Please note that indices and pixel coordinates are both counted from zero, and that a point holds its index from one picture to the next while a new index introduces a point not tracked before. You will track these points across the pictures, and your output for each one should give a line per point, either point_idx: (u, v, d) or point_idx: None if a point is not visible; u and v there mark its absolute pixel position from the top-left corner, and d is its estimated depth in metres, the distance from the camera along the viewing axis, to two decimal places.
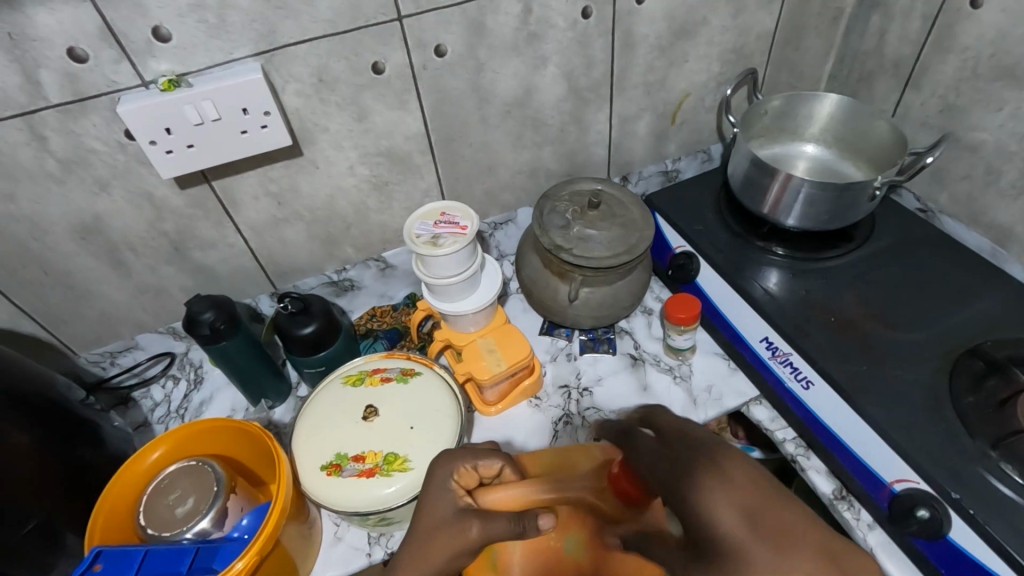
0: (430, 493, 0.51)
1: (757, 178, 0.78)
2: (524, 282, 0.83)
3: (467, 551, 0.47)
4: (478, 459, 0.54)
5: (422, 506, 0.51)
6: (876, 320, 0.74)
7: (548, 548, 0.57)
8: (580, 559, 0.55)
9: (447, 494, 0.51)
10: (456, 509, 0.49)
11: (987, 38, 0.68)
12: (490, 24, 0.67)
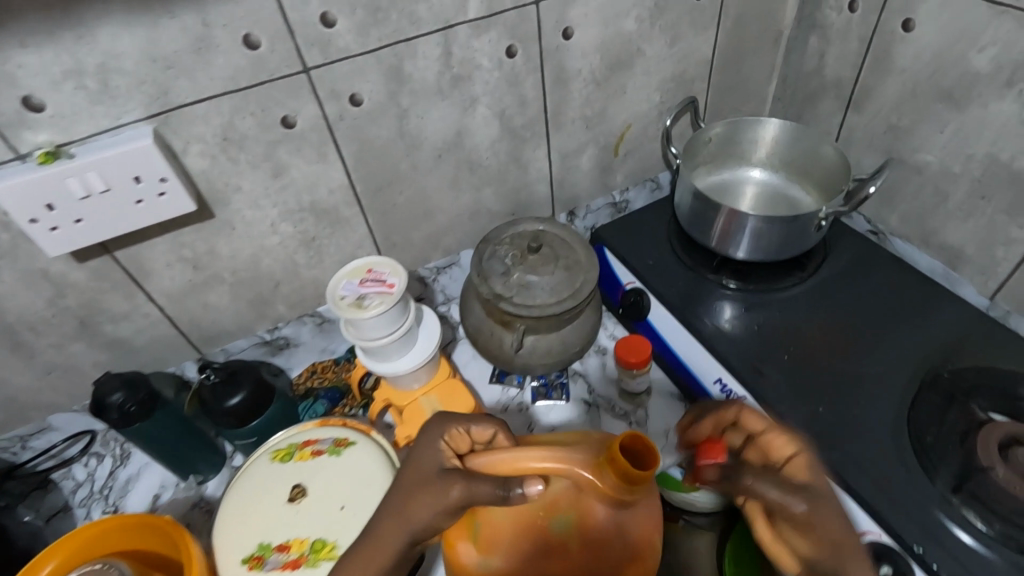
0: (420, 449, 0.52)
1: (702, 212, 0.75)
2: (470, 331, 0.78)
3: (449, 509, 0.47)
4: (472, 423, 0.54)
5: (410, 461, 0.51)
6: (833, 354, 0.71)
7: (537, 530, 0.52)
8: (569, 541, 0.51)
9: (432, 454, 0.51)
10: (440, 469, 0.49)
11: (922, 58, 0.66)
12: (409, 70, 0.63)
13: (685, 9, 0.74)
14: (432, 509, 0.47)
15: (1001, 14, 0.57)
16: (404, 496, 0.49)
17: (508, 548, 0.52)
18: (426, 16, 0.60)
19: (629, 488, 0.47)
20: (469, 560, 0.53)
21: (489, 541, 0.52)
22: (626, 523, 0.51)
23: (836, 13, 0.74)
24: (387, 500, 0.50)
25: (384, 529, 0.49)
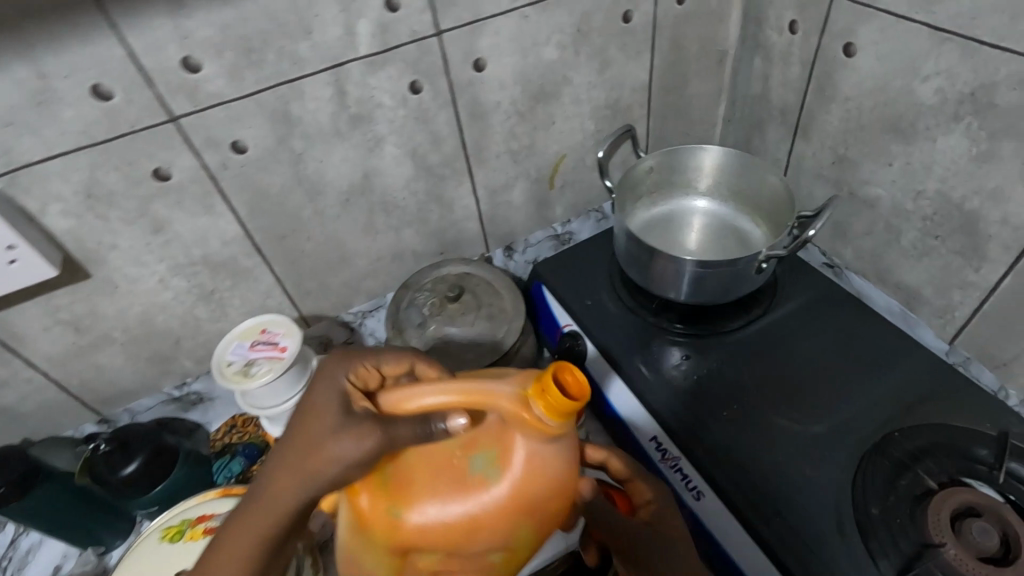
0: (314, 389, 0.40)
1: (636, 253, 0.69)
2: None
3: (358, 462, 0.36)
4: (378, 356, 0.44)
5: (300, 405, 0.39)
6: (777, 407, 0.65)
7: (457, 475, 0.42)
8: (496, 486, 0.42)
9: (334, 391, 0.39)
10: (349, 411, 0.38)
11: (865, 87, 0.60)
12: (298, 112, 0.57)
13: (612, 33, 0.68)
14: (344, 461, 0.36)
15: (943, 42, 0.51)
16: (301, 446, 0.36)
17: (422, 501, 0.42)
18: (308, 55, 0.54)
19: (562, 421, 0.40)
20: (359, 508, 0.42)
21: (396, 493, 0.42)
22: (558, 463, 0.43)
23: (777, 35, 0.68)
24: (267, 456, 0.37)
25: (269, 493, 0.35)
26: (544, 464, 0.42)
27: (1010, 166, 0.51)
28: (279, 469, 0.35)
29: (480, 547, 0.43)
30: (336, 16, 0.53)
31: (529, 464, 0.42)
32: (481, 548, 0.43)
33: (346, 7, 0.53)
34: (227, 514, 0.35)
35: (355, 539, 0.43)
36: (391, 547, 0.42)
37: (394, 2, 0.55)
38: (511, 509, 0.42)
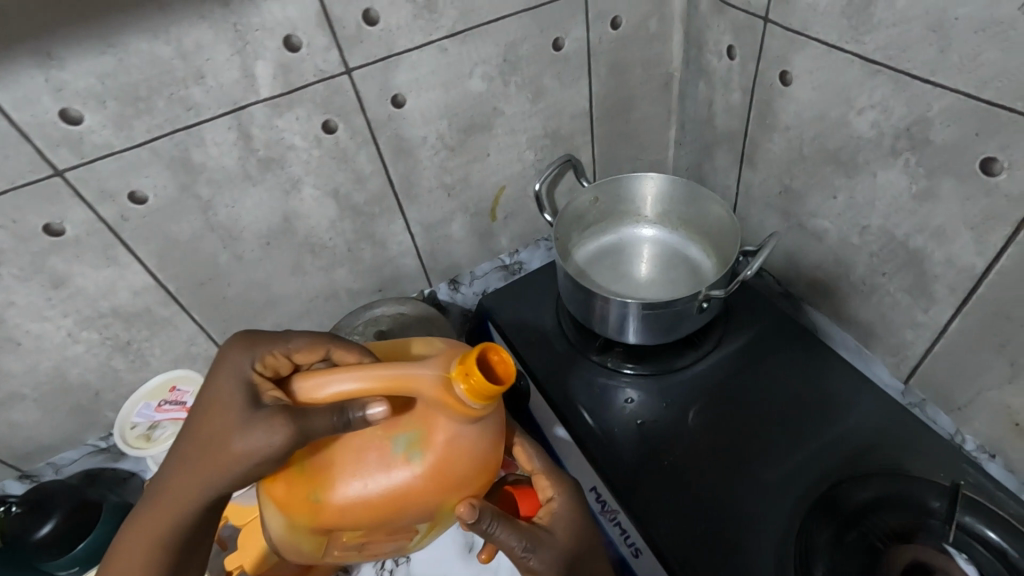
0: (223, 381, 0.43)
1: (574, 292, 0.66)
2: None
3: (269, 454, 0.40)
4: (293, 344, 0.47)
5: (209, 396, 0.43)
6: (724, 454, 0.61)
7: (378, 456, 0.45)
8: (416, 464, 0.45)
9: (242, 382, 0.43)
10: (258, 402, 0.42)
11: (805, 117, 0.56)
12: (200, 158, 0.54)
13: (543, 62, 0.65)
14: (255, 452, 0.40)
15: (875, 74, 0.48)
16: (204, 437, 0.41)
17: (345, 480, 0.44)
18: (204, 100, 0.51)
19: (483, 403, 0.43)
20: (289, 487, 0.45)
21: (318, 472, 0.45)
22: (475, 440, 0.45)
23: (718, 59, 0.64)
24: (184, 441, 0.43)
25: (182, 477, 0.41)
26: (460, 440, 0.45)
27: (950, 205, 0.48)
28: (191, 467, 0.41)
29: (407, 519, 0.46)
30: (230, 58, 0.50)
31: (446, 442, 0.45)
32: (408, 519, 0.46)
33: (240, 49, 0.50)
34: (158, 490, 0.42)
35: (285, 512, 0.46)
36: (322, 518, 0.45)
37: (295, 42, 0.52)
38: (430, 485, 0.45)
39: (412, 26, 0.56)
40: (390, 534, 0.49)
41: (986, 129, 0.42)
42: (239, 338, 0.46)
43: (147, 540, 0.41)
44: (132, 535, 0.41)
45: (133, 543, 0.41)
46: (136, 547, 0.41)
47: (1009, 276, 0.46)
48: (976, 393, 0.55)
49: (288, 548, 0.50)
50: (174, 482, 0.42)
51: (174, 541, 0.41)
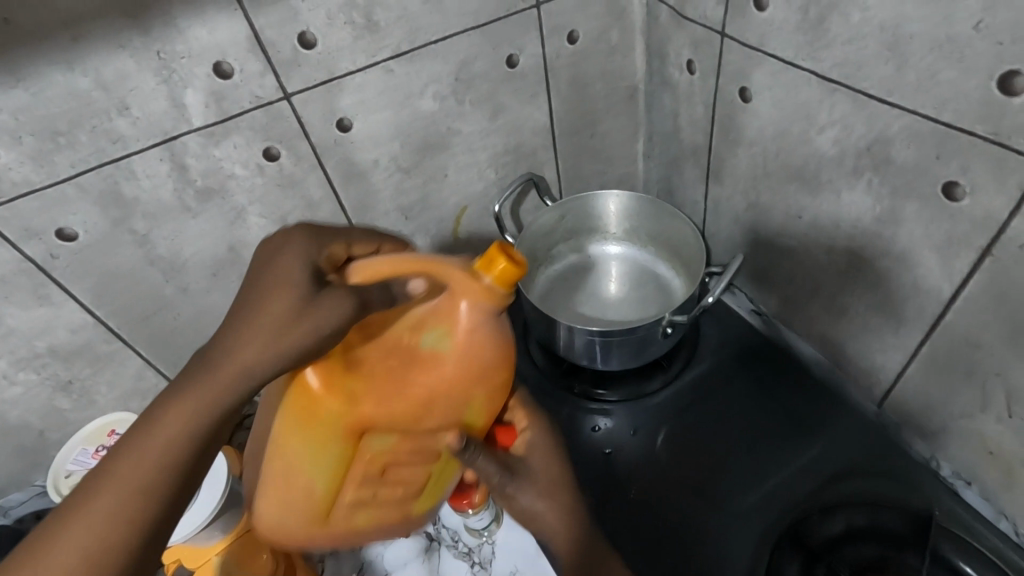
0: (273, 256, 0.37)
1: (537, 319, 0.64)
2: None
3: (327, 334, 0.35)
4: (350, 235, 0.40)
5: (257, 274, 0.36)
6: (696, 482, 0.58)
7: (407, 353, 0.40)
8: (446, 362, 0.40)
9: (301, 265, 0.36)
10: (318, 282, 0.36)
11: (767, 134, 0.54)
12: (133, 191, 0.52)
13: (497, 79, 0.62)
14: (327, 329, 0.35)
15: (832, 92, 0.46)
16: (250, 330, 0.34)
17: (371, 380, 0.40)
18: (130, 132, 0.49)
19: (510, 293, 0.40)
20: (302, 401, 0.40)
21: (347, 376, 0.40)
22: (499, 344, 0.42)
23: (679, 73, 0.62)
24: (220, 335, 0.35)
25: (206, 374, 0.34)
26: (484, 339, 0.41)
27: (914, 228, 0.46)
28: (238, 345, 0.34)
29: (433, 425, 0.42)
30: (157, 88, 0.48)
31: (467, 340, 0.40)
32: (431, 422, 0.42)
33: (166, 78, 0.47)
34: (164, 391, 0.34)
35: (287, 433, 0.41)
36: (337, 430, 0.40)
37: (226, 68, 0.49)
38: (451, 388, 0.41)
39: (354, 47, 0.53)
40: (415, 450, 0.44)
41: (946, 151, 0.40)
42: (299, 224, 0.38)
43: (149, 455, 0.33)
44: (135, 451, 0.32)
45: (133, 454, 0.32)
46: (139, 467, 0.32)
47: (977, 302, 0.44)
48: (949, 419, 0.52)
49: (287, 494, 0.42)
50: (196, 384, 0.33)
51: (181, 463, 0.33)
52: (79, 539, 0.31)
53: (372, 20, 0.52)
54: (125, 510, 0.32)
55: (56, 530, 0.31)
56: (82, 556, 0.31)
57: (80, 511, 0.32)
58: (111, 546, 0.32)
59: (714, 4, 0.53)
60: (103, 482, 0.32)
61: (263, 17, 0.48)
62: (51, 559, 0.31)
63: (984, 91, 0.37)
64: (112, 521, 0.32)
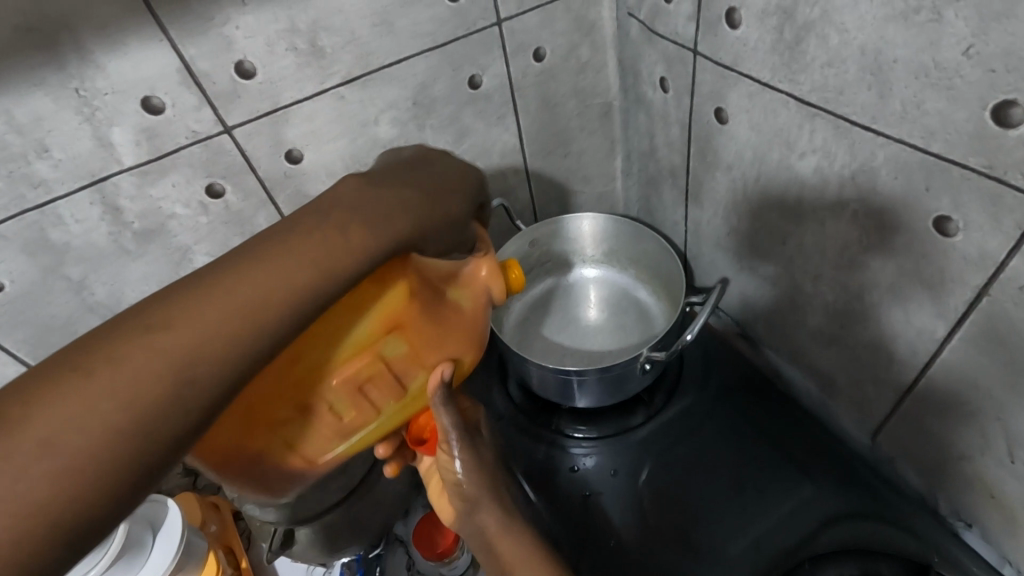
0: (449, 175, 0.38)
1: (509, 355, 0.60)
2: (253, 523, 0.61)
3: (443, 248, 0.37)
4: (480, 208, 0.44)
5: (439, 180, 0.37)
6: (681, 529, 0.54)
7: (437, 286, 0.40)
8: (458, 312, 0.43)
9: (462, 186, 0.38)
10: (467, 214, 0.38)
11: (745, 158, 0.50)
12: (63, 237, 0.48)
13: (459, 102, 0.58)
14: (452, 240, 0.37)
15: (812, 117, 0.42)
16: (410, 202, 0.33)
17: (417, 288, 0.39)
18: (53, 175, 0.45)
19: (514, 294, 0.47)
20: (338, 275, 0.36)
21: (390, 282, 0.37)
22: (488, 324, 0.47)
23: (652, 91, 0.58)
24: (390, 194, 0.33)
25: (353, 217, 0.30)
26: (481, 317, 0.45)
27: (904, 262, 0.42)
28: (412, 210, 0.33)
29: (432, 357, 0.42)
30: (80, 127, 0.44)
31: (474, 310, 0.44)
32: (432, 355, 0.42)
33: (89, 117, 0.44)
34: (294, 218, 0.30)
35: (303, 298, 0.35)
36: (368, 317, 0.37)
37: (156, 103, 0.45)
38: (452, 331, 0.42)
39: (300, 76, 0.49)
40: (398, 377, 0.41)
41: (936, 184, 0.37)
42: (467, 163, 0.40)
43: (264, 280, 0.27)
44: (265, 269, 0.28)
45: (249, 272, 0.27)
46: (249, 288, 0.27)
47: (972, 343, 0.41)
48: (946, 460, 0.49)
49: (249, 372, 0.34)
50: (338, 221, 0.30)
51: (281, 322, 0.27)
52: (143, 357, 0.24)
53: (317, 46, 0.48)
54: (205, 342, 0.25)
55: (117, 333, 0.24)
56: (137, 383, 0.23)
57: (154, 322, 0.25)
58: (166, 384, 0.24)
59: (685, 21, 0.49)
60: (204, 291, 0.26)
61: (194, 48, 0.44)
62: (101, 365, 0.23)
63: (977, 123, 0.33)
64: (187, 352, 0.25)
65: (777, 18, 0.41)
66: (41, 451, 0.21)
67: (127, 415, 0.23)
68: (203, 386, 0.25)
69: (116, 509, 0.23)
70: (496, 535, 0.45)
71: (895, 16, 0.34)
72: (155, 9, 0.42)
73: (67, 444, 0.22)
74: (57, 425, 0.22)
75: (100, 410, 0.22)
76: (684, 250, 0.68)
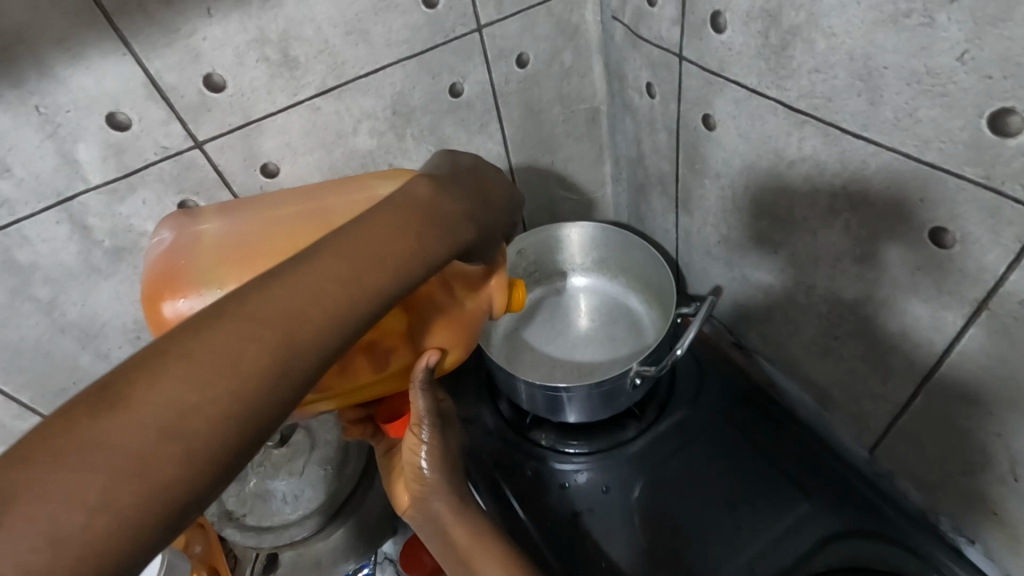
0: (497, 184, 0.37)
1: (497, 372, 0.58)
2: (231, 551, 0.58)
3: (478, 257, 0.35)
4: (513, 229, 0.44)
5: (489, 187, 0.36)
6: (673, 549, 0.52)
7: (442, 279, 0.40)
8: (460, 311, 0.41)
9: (507, 201, 0.37)
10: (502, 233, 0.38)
11: (734, 166, 0.49)
12: (28, 258, 0.46)
13: (439, 111, 0.56)
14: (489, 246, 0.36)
15: (802, 124, 0.40)
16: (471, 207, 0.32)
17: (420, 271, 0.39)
18: (16, 194, 0.43)
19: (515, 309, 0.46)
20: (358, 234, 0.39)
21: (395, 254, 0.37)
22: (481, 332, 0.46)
23: (639, 96, 0.57)
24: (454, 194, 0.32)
25: (423, 217, 0.29)
26: (480, 323, 0.43)
27: (899, 274, 0.41)
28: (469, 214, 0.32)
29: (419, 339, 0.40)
30: (42, 145, 0.42)
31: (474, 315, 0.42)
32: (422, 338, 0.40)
33: (51, 134, 0.42)
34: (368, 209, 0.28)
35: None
36: None
37: (121, 119, 0.44)
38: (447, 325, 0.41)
39: (271, 88, 0.47)
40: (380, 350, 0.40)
41: (932, 195, 0.35)
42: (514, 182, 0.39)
43: (346, 272, 0.25)
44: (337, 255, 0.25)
45: (332, 265, 0.25)
46: (332, 285, 0.24)
47: (972, 357, 0.39)
48: (946, 477, 0.47)
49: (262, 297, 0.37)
50: (412, 218, 0.28)
51: (358, 322, 0.25)
52: (228, 355, 0.21)
53: (289, 56, 0.47)
54: (287, 339, 0.23)
55: (200, 323, 0.22)
56: (221, 382, 0.21)
57: (237, 312, 0.22)
58: (251, 384, 0.22)
59: (669, 25, 0.48)
60: (288, 281, 0.24)
61: (159, 61, 0.43)
62: (184, 362, 0.21)
63: (972, 131, 0.31)
64: (272, 349, 0.22)
65: (762, 21, 0.39)
66: (119, 460, 0.19)
67: (209, 419, 0.21)
68: (282, 387, 0.23)
69: (187, 516, 0.21)
70: (450, 523, 0.43)
71: (884, 20, 0.32)
72: (116, 22, 0.40)
73: (149, 449, 0.19)
74: (143, 428, 0.20)
75: (182, 415, 0.20)
76: (675, 258, 0.67)
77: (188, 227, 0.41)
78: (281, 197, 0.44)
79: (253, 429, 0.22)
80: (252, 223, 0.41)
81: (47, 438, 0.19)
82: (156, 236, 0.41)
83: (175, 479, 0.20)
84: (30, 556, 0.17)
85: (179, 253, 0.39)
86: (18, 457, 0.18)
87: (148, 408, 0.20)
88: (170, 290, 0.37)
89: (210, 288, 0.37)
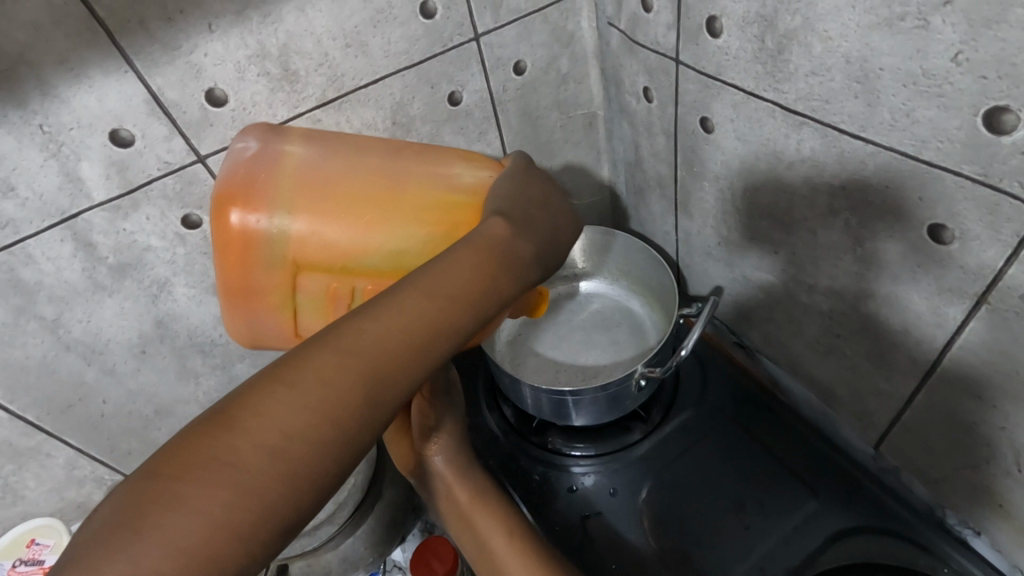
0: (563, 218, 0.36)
1: (504, 379, 0.58)
2: None
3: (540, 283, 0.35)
4: None
5: (559, 223, 0.36)
6: (684, 552, 0.53)
7: None
8: None
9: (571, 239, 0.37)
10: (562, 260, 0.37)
11: (733, 167, 0.49)
12: (33, 275, 0.46)
13: (438, 120, 0.56)
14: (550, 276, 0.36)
15: (800, 127, 0.41)
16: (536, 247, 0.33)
17: None
18: (21, 214, 0.43)
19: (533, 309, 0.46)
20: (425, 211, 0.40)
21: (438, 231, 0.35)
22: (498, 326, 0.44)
23: (636, 101, 0.57)
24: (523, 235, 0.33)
25: (493, 255, 0.30)
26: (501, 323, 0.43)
27: (899, 271, 0.41)
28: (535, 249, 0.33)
29: None
30: (46, 164, 0.42)
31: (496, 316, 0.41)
32: None
33: (55, 153, 0.42)
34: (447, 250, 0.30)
35: (390, 211, 0.40)
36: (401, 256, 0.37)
37: (124, 136, 0.44)
38: None
39: (272, 100, 0.48)
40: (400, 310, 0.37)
41: (930, 193, 0.36)
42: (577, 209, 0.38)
43: (427, 314, 0.27)
44: (421, 296, 0.27)
45: (418, 305, 0.27)
46: (415, 326, 0.26)
47: (974, 353, 0.40)
48: (951, 472, 0.47)
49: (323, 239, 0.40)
50: (486, 259, 0.30)
51: (433, 358, 0.27)
52: (326, 389, 0.24)
53: (289, 70, 0.47)
54: (375, 370, 0.25)
55: (302, 357, 0.24)
56: (318, 412, 0.23)
57: (335, 348, 0.25)
58: (346, 414, 0.24)
59: (665, 30, 0.48)
60: (377, 317, 0.26)
61: (160, 78, 0.43)
62: (288, 392, 0.23)
63: (968, 130, 0.32)
64: (363, 379, 0.24)
65: (758, 26, 0.40)
66: (237, 476, 0.21)
67: (311, 444, 0.23)
68: (371, 416, 0.24)
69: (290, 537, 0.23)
70: (451, 483, 0.45)
71: (880, 23, 0.33)
72: (118, 40, 0.40)
73: (259, 469, 0.22)
74: (258, 450, 0.22)
75: (288, 440, 0.22)
76: (676, 260, 0.67)
77: (275, 145, 0.43)
78: (366, 138, 0.44)
79: (345, 454, 0.24)
80: (333, 162, 0.42)
81: (178, 459, 0.21)
82: (241, 142, 0.43)
83: (277, 499, 0.22)
84: (158, 560, 0.19)
85: (259, 166, 0.41)
86: (153, 471, 0.21)
87: (258, 432, 0.22)
88: (241, 204, 0.40)
89: (280, 212, 0.40)
